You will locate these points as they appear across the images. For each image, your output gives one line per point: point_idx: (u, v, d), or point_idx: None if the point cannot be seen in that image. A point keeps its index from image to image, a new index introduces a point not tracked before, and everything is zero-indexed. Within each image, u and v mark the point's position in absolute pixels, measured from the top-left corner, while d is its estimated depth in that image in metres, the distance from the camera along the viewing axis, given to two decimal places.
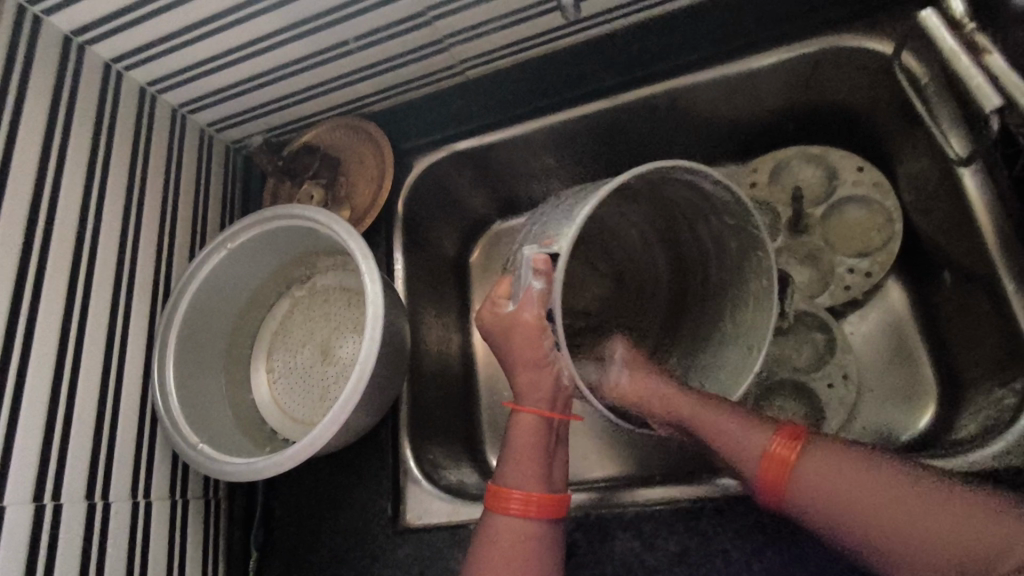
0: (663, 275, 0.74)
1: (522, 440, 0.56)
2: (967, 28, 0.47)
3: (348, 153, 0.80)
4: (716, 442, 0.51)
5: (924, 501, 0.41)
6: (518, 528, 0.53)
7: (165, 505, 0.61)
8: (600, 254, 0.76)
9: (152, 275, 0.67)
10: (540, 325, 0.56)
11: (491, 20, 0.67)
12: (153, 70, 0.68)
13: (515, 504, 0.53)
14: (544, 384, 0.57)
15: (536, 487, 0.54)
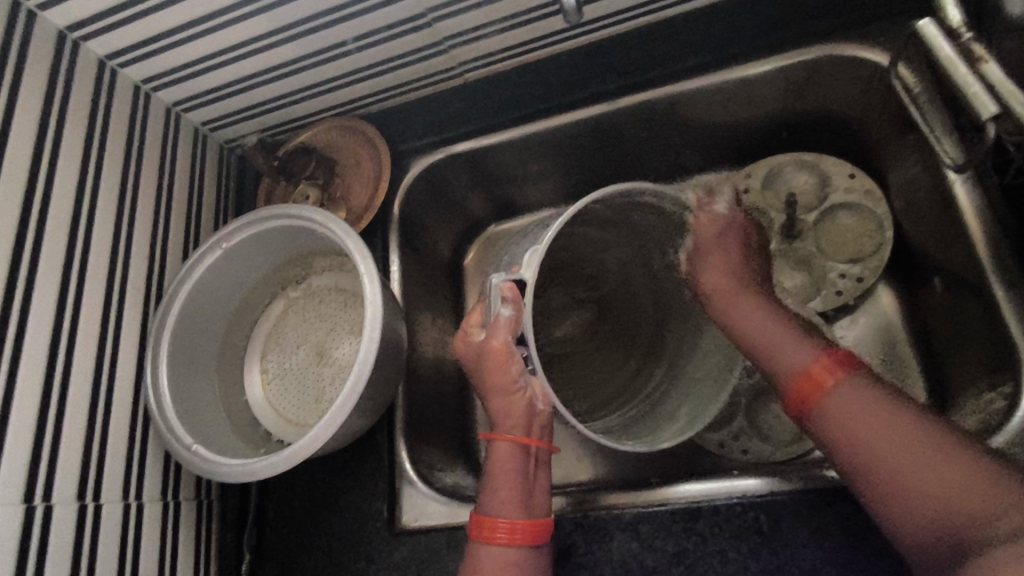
0: (643, 303, 0.72)
1: (501, 470, 0.56)
2: (963, 37, 0.48)
3: (343, 153, 0.80)
4: (770, 353, 0.55)
5: (935, 456, 0.42)
6: (506, 562, 0.52)
7: (156, 507, 0.60)
8: (574, 279, 0.73)
9: (145, 274, 0.66)
10: (508, 351, 0.58)
11: (490, 24, 0.68)
12: (149, 67, 0.68)
13: (501, 533, 0.53)
14: (518, 409, 0.58)
15: (519, 513, 0.54)
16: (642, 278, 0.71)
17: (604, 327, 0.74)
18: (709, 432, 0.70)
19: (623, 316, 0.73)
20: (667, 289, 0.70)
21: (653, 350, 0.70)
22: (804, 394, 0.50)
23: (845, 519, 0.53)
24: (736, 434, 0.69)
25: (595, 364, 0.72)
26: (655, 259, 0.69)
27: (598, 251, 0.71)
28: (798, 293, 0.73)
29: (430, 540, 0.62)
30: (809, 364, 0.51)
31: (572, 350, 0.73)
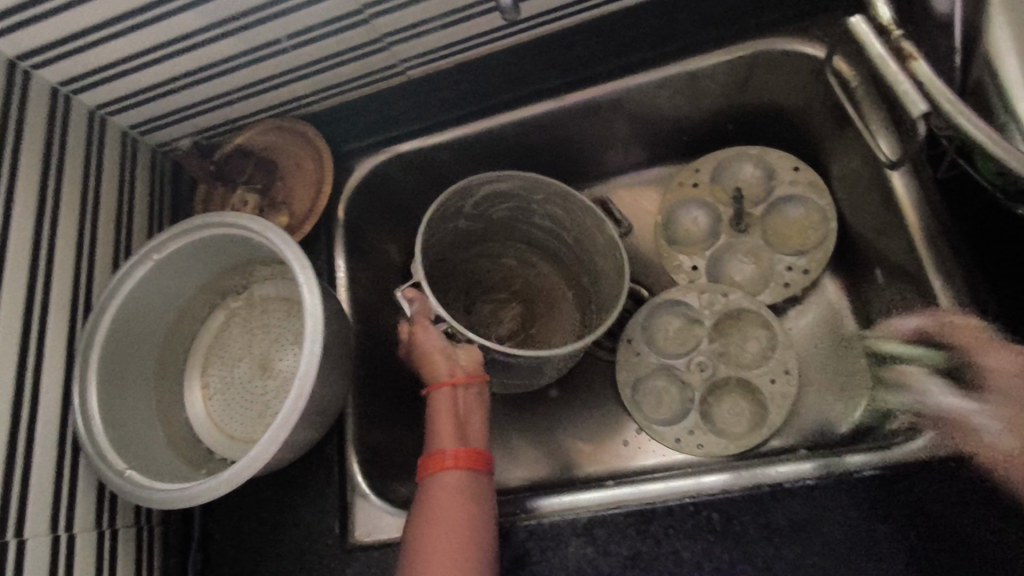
0: (550, 275, 0.80)
1: (439, 414, 0.57)
2: (894, 34, 0.48)
3: (284, 155, 0.77)
4: None
5: None
6: (456, 490, 0.53)
7: (90, 537, 0.57)
8: (487, 288, 0.80)
9: (70, 289, 0.62)
10: (426, 328, 0.60)
11: (430, 19, 0.65)
12: (66, 69, 0.63)
13: (448, 460, 0.54)
14: (440, 364, 0.59)
15: (460, 446, 0.55)
16: (542, 260, 0.80)
17: (536, 310, 0.79)
18: (665, 428, 0.71)
19: (547, 294, 0.79)
20: (557, 253, 0.78)
21: (585, 295, 0.77)
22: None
23: (795, 514, 0.53)
24: (692, 429, 0.71)
25: (551, 336, 0.77)
26: (535, 235, 0.78)
27: (490, 258, 0.80)
28: (747, 286, 0.75)
29: (383, 555, 0.60)
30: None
31: (521, 336, 0.77)
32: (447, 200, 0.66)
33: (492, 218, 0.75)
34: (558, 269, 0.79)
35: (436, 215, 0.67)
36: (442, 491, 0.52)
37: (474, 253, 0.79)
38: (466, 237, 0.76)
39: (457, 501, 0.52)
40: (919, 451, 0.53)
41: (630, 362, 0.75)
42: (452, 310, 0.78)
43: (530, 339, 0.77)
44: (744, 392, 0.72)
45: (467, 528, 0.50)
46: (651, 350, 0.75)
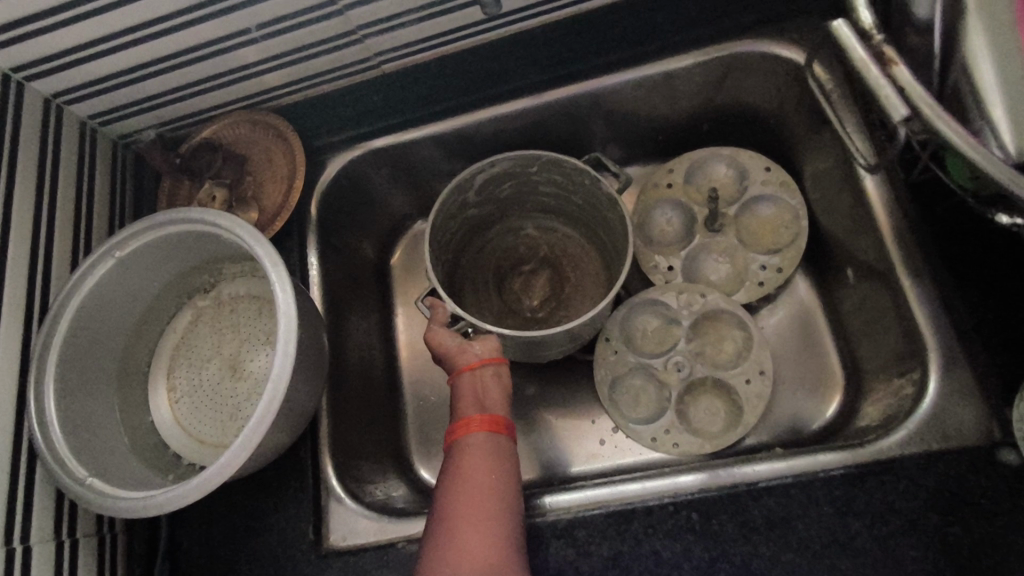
0: (572, 236, 0.79)
1: (463, 392, 0.63)
2: (875, 39, 0.48)
3: (252, 148, 0.74)
4: None
5: None
6: (482, 450, 0.57)
7: (48, 548, 0.55)
8: (513, 263, 0.80)
9: (26, 286, 0.59)
10: (440, 332, 0.66)
11: (406, 13, 0.64)
12: (19, 55, 0.60)
13: (475, 425, 0.59)
14: (457, 356, 0.65)
15: (482, 413, 0.60)
16: (562, 224, 0.79)
17: (564, 275, 0.78)
18: (641, 427, 0.73)
19: (571, 257, 0.79)
20: (571, 214, 0.77)
21: (605, 250, 0.76)
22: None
23: (773, 513, 0.54)
24: (668, 429, 0.73)
25: (581, 297, 0.77)
26: (548, 201, 0.76)
27: (512, 233, 0.80)
28: (722, 285, 0.76)
29: (361, 560, 0.59)
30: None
31: (554, 303, 0.77)
32: (448, 196, 0.68)
33: (499, 198, 0.75)
34: (577, 229, 0.78)
35: (441, 211, 0.69)
36: (469, 452, 0.57)
37: (493, 236, 0.80)
38: (478, 222, 0.77)
39: (482, 459, 0.57)
40: (891, 449, 0.54)
41: (607, 361, 0.76)
42: (481, 286, 0.79)
43: (560, 306, 0.77)
44: (719, 393, 0.74)
45: (495, 479, 0.55)
46: (628, 349, 0.76)
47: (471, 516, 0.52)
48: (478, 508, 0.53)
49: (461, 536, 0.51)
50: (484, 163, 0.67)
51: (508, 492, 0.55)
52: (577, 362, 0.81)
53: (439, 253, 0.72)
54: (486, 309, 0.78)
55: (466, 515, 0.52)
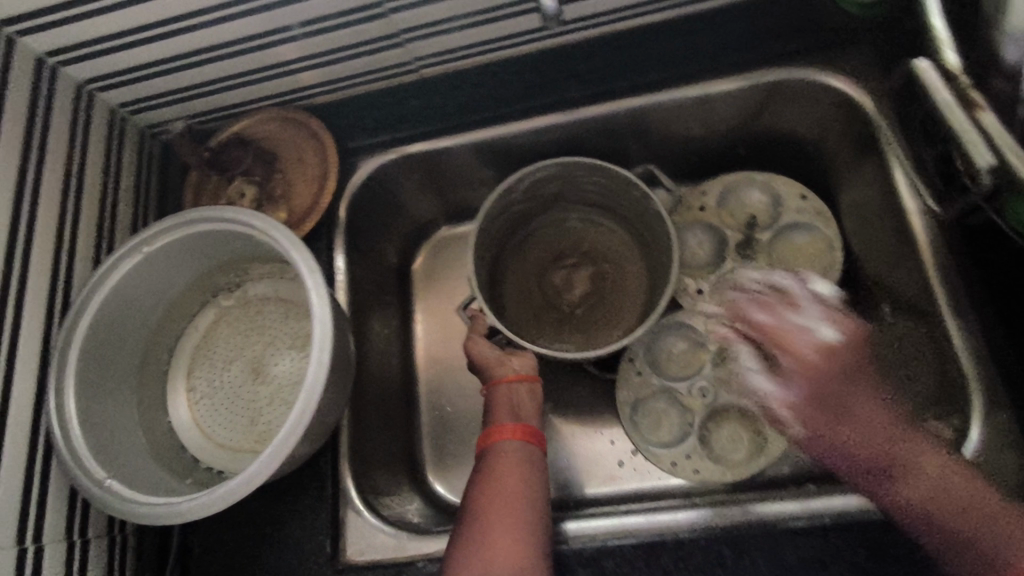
0: (618, 231, 0.78)
1: (498, 400, 0.63)
2: (963, 83, 0.46)
3: (284, 145, 0.73)
4: (869, 451, 0.55)
5: (911, 461, 0.53)
6: (513, 458, 0.58)
7: (59, 549, 0.53)
8: (556, 255, 0.79)
9: (50, 276, 0.58)
10: (479, 342, 0.67)
11: (453, 18, 0.64)
12: (55, 38, 0.59)
13: (508, 433, 0.60)
14: (495, 367, 0.65)
15: (516, 423, 0.61)
16: (607, 218, 0.77)
17: (608, 271, 0.77)
18: (662, 451, 0.72)
19: (614, 254, 0.78)
20: (617, 209, 0.76)
21: (649, 252, 0.75)
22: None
23: (807, 554, 0.55)
24: (689, 454, 0.72)
25: (622, 297, 0.76)
26: (594, 198, 0.75)
27: (556, 226, 0.79)
28: None
29: None
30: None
31: (595, 299, 0.76)
32: (493, 203, 0.69)
33: (544, 195, 0.75)
34: (622, 224, 0.77)
35: (485, 216, 0.70)
36: (501, 459, 0.58)
37: (538, 226, 0.79)
38: (521, 216, 0.77)
39: (514, 466, 0.58)
40: None
41: (630, 381, 0.75)
42: (523, 278, 0.78)
43: (601, 304, 0.76)
44: (743, 420, 0.72)
45: (527, 485, 0.56)
46: (652, 372, 0.75)
47: (501, 519, 0.53)
48: (509, 512, 0.54)
49: (495, 537, 0.52)
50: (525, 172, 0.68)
51: (537, 499, 0.56)
52: (598, 382, 0.80)
53: (483, 254, 0.73)
54: (525, 302, 0.77)
55: (496, 517, 0.53)
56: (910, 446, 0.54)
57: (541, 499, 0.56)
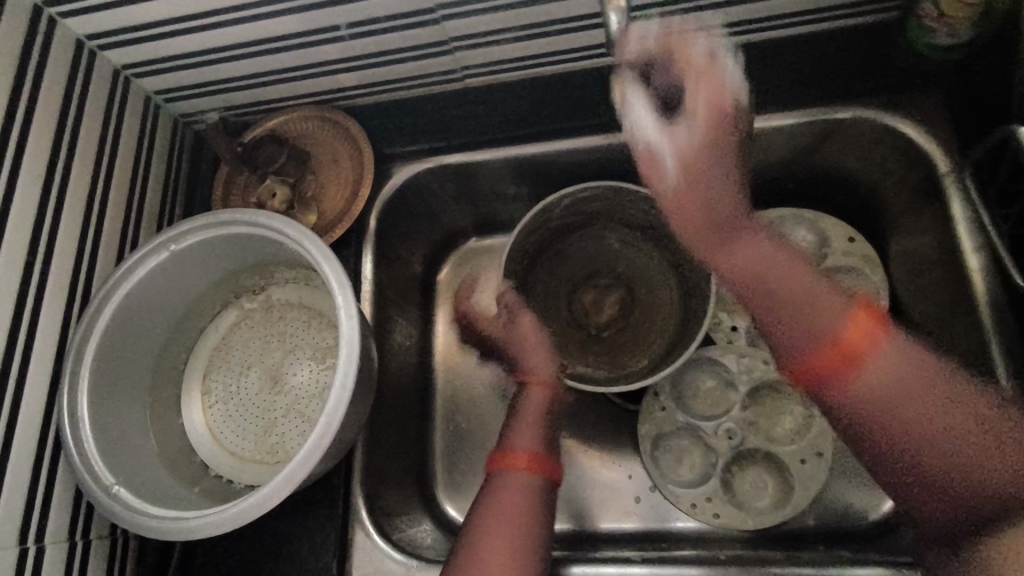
0: (654, 257, 0.74)
1: (524, 412, 0.61)
2: None
3: (318, 146, 0.71)
4: (714, 206, 0.50)
5: (754, 248, 0.50)
6: (522, 487, 0.55)
7: (60, 550, 0.52)
8: (588, 274, 0.76)
9: (72, 266, 0.57)
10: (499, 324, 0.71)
11: (505, 29, 0.62)
12: (97, 22, 0.58)
13: (520, 462, 0.57)
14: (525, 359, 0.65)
15: (534, 448, 0.58)
16: (646, 242, 0.74)
17: (638, 298, 0.74)
18: (681, 491, 0.69)
19: (648, 279, 0.74)
20: (658, 234, 0.72)
21: (685, 284, 0.72)
22: (836, 371, 0.45)
23: None
24: (709, 496, 0.69)
25: (648, 327, 0.73)
26: (637, 220, 0.72)
27: (593, 242, 0.75)
28: None
29: None
30: (841, 325, 0.45)
31: (622, 325, 0.74)
32: (534, 216, 0.69)
33: (586, 214, 0.72)
34: (661, 251, 0.74)
35: (525, 226, 0.69)
36: (506, 488, 0.55)
37: (574, 242, 0.76)
38: (558, 231, 0.74)
39: (521, 500, 0.54)
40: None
41: (654, 416, 0.72)
42: (552, 296, 0.75)
43: (628, 330, 0.73)
44: (768, 466, 0.70)
45: (527, 526, 0.53)
46: (677, 408, 0.72)
47: (496, 560, 0.51)
48: (504, 552, 0.51)
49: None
50: (575, 188, 0.68)
51: (537, 536, 0.53)
52: (621, 412, 0.77)
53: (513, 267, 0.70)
54: (551, 321, 0.75)
55: (492, 558, 0.51)
56: (743, 231, 0.50)
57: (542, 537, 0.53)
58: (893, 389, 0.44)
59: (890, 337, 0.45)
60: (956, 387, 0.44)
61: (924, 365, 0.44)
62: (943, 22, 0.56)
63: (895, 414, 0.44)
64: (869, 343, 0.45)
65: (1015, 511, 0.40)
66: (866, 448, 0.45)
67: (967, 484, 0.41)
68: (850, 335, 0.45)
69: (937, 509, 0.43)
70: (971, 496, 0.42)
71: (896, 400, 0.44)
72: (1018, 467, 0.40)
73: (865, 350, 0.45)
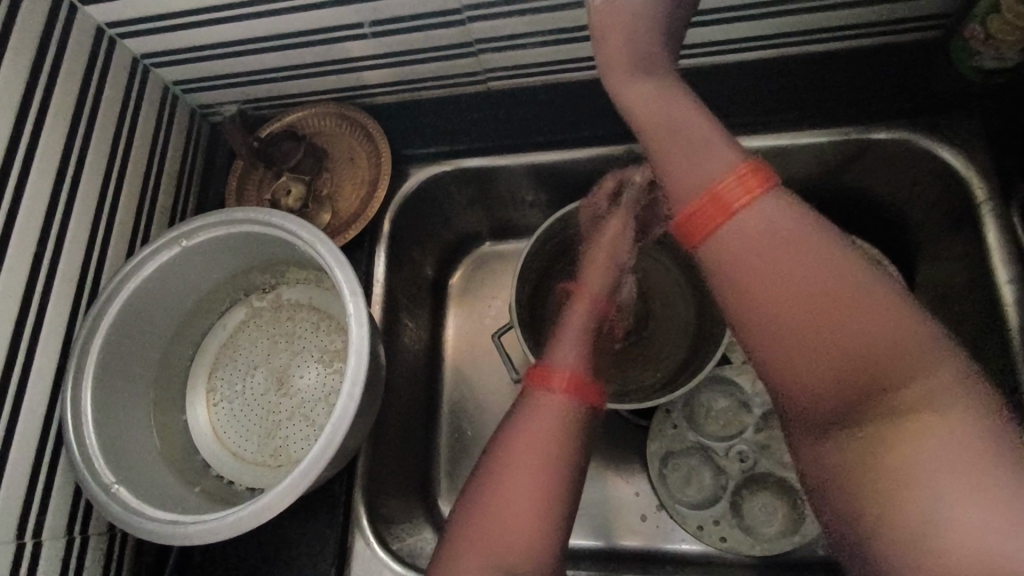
0: (672, 270, 0.73)
1: (572, 327, 0.55)
2: None
3: (336, 144, 0.70)
4: (627, 40, 0.47)
5: (658, 88, 0.46)
6: (560, 424, 0.47)
7: (57, 546, 0.51)
8: None
9: (81, 257, 0.56)
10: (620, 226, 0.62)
11: (531, 33, 0.60)
12: (116, 10, 0.57)
13: (556, 383, 0.49)
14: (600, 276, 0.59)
15: (580, 371, 0.50)
16: (664, 255, 0.72)
17: (654, 312, 0.72)
18: (689, 512, 0.67)
19: (665, 293, 0.73)
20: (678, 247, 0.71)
21: (702, 299, 0.71)
22: (708, 217, 0.42)
23: None
24: (717, 519, 0.67)
25: (663, 342, 0.72)
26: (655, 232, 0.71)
27: None
28: None
29: None
30: (725, 173, 0.42)
31: (636, 339, 0.72)
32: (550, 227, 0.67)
33: None
34: (679, 265, 0.72)
35: (543, 236, 0.68)
36: (518, 454, 0.46)
37: None
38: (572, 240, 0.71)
39: (553, 429, 0.47)
40: None
41: (664, 434, 0.71)
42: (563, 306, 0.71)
43: (642, 343, 0.72)
44: (780, 492, 0.68)
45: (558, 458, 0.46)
46: (689, 428, 0.71)
47: (517, 506, 0.44)
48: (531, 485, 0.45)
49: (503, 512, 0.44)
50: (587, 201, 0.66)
51: (562, 504, 0.45)
52: (631, 428, 0.75)
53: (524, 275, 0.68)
54: None
55: (508, 523, 0.44)
56: (654, 72, 0.47)
57: (566, 495, 0.45)
58: (762, 250, 0.40)
59: (769, 195, 0.41)
60: (842, 265, 0.38)
61: (797, 225, 0.40)
62: (988, 44, 0.55)
63: (761, 274, 0.39)
64: (751, 196, 0.41)
65: (872, 407, 0.37)
66: (739, 325, 0.41)
67: (837, 362, 0.38)
68: (731, 182, 0.41)
69: (806, 393, 0.39)
70: (830, 384, 0.38)
71: (761, 262, 0.39)
72: (877, 351, 0.37)
73: (742, 202, 0.41)
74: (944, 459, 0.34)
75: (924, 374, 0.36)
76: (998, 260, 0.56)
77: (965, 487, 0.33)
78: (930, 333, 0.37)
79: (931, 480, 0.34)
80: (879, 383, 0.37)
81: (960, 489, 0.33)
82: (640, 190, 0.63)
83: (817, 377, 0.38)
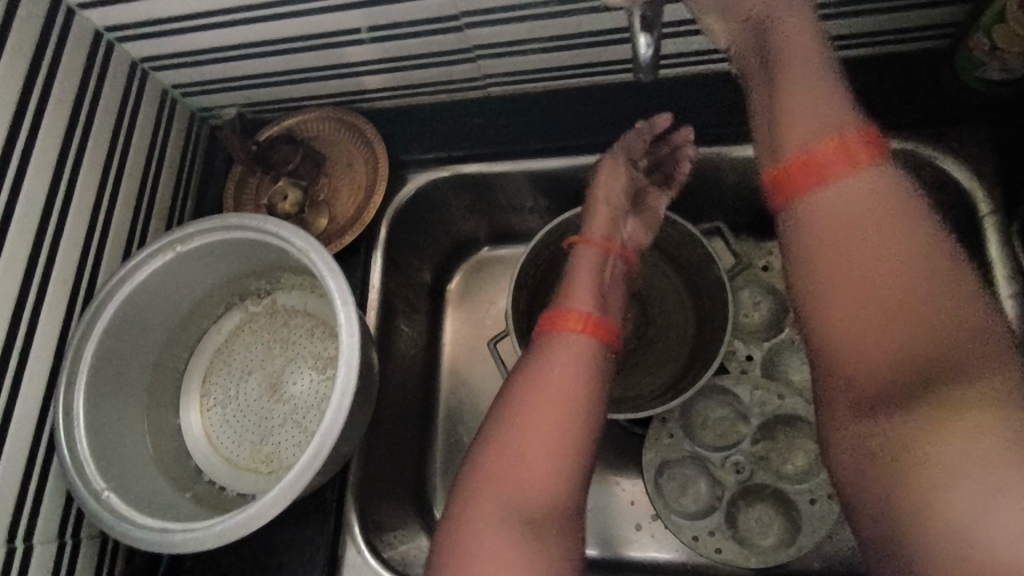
0: (671, 278, 0.72)
1: (579, 274, 0.55)
2: None
3: (334, 148, 0.69)
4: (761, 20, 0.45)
5: (790, 53, 0.43)
6: (575, 371, 0.48)
7: (48, 550, 0.51)
8: None
9: (77, 260, 0.56)
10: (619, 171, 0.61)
11: (530, 40, 0.60)
12: (114, 14, 0.57)
13: (571, 328, 0.50)
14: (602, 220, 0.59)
15: (595, 316, 0.51)
16: (664, 263, 0.72)
17: (652, 321, 0.72)
18: (684, 522, 0.66)
19: (663, 301, 0.72)
20: (677, 255, 0.70)
21: (701, 309, 0.70)
22: (801, 181, 0.41)
23: None
24: (712, 530, 0.66)
25: (661, 351, 0.71)
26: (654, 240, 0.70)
27: None
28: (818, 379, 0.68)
29: None
30: (827, 139, 0.41)
31: (634, 347, 0.71)
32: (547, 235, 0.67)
33: None
34: (678, 274, 0.71)
35: (540, 243, 0.67)
36: (537, 409, 0.46)
37: None
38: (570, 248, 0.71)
39: (571, 374, 0.48)
40: None
41: (659, 444, 0.69)
42: None
43: (640, 351, 0.71)
44: (776, 504, 0.67)
45: (576, 401, 0.47)
46: (685, 437, 0.70)
47: (534, 452, 0.45)
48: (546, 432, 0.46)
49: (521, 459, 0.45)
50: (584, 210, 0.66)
51: (576, 445, 0.46)
52: (628, 437, 0.75)
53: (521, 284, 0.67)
54: None
55: (525, 471, 0.45)
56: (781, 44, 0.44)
57: (594, 427, 0.47)
58: (849, 222, 0.39)
59: (867, 168, 0.40)
60: (924, 252, 0.38)
61: (887, 203, 0.39)
62: (995, 56, 0.54)
63: (836, 248, 0.39)
64: (854, 160, 0.40)
65: (928, 393, 0.36)
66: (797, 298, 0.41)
67: (897, 344, 0.37)
68: (828, 148, 0.41)
69: (860, 373, 0.39)
70: (887, 363, 0.38)
71: (841, 233, 0.39)
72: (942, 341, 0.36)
73: (841, 170, 0.40)
74: (976, 456, 0.33)
75: (985, 374, 0.35)
76: (999, 273, 0.56)
77: (1003, 482, 0.32)
78: (1000, 340, 0.36)
79: (960, 475, 0.34)
80: (937, 373, 0.36)
81: (992, 492, 0.32)
82: (640, 135, 0.62)
83: (876, 357, 0.38)
